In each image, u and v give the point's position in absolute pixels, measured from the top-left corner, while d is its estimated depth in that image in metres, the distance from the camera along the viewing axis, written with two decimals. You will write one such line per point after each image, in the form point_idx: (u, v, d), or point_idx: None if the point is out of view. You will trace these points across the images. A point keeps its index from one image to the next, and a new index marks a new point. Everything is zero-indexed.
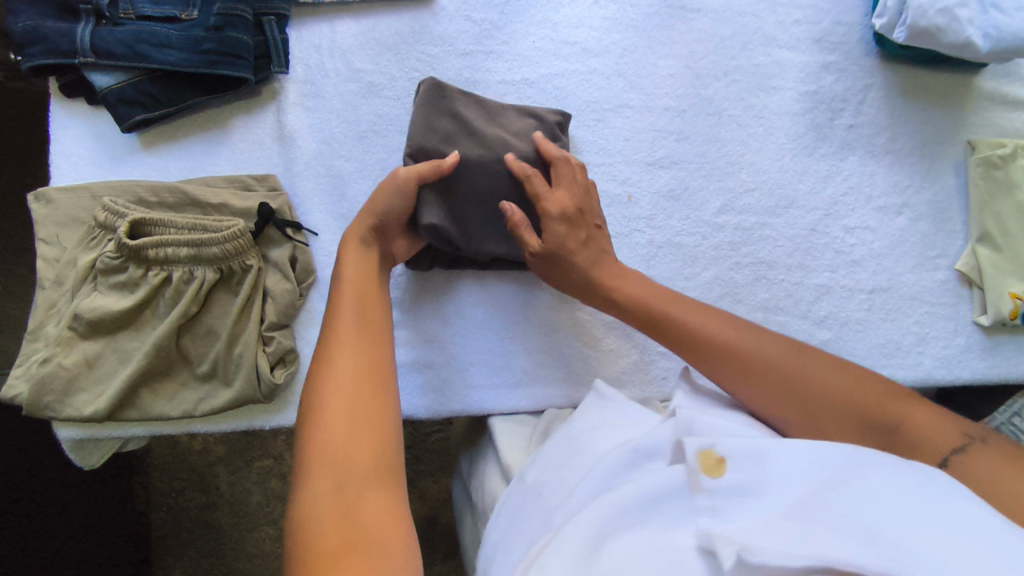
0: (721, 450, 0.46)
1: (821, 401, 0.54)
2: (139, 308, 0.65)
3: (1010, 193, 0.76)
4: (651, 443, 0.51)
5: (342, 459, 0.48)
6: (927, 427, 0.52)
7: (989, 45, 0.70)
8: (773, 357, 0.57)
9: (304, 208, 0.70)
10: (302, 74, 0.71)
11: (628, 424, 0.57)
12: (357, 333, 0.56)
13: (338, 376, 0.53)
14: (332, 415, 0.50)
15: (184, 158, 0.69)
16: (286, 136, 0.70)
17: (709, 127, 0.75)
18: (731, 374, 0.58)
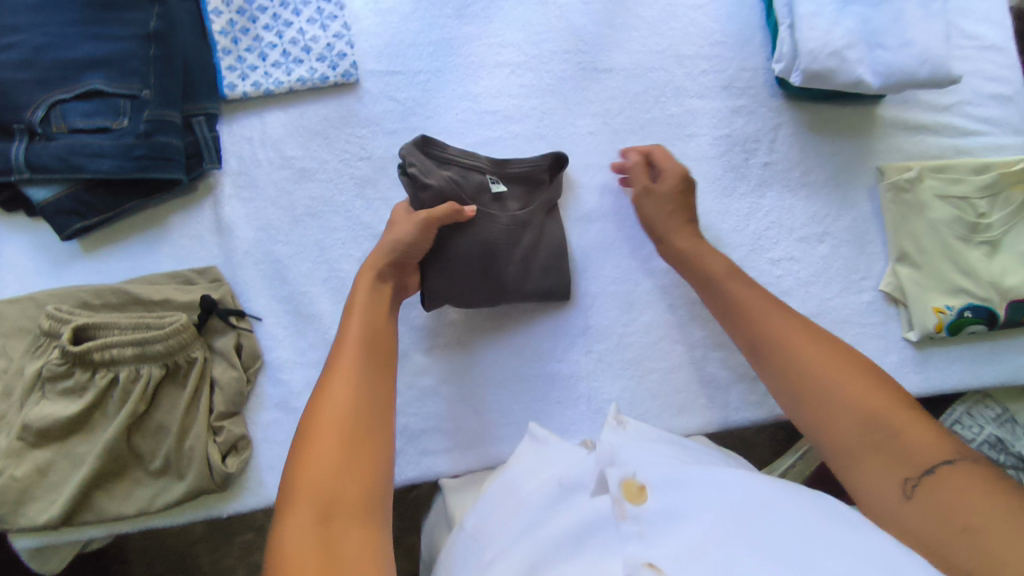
0: (642, 480, 0.50)
1: (827, 383, 0.55)
2: (88, 411, 0.66)
3: (920, 213, 0.80)
4: (575, 477, 0.55)
5: (319, 502, 0.48)
6: (920, 442, 0.50)
7: (878, 81, 0.75)
8: (800, 356, 0.58)
9: (247, 295, 0.72)
10: (235, 167, 0.74)
11: (557, 460, 0.60)
12: (366, 381, 0.57)
13: (329, 417, 0.53)
14: (320, 461, 0.50)
15: (125, 259, 0.71)
16: (223, 228, 0.73)
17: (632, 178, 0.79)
18: (758, 344, 0.62)
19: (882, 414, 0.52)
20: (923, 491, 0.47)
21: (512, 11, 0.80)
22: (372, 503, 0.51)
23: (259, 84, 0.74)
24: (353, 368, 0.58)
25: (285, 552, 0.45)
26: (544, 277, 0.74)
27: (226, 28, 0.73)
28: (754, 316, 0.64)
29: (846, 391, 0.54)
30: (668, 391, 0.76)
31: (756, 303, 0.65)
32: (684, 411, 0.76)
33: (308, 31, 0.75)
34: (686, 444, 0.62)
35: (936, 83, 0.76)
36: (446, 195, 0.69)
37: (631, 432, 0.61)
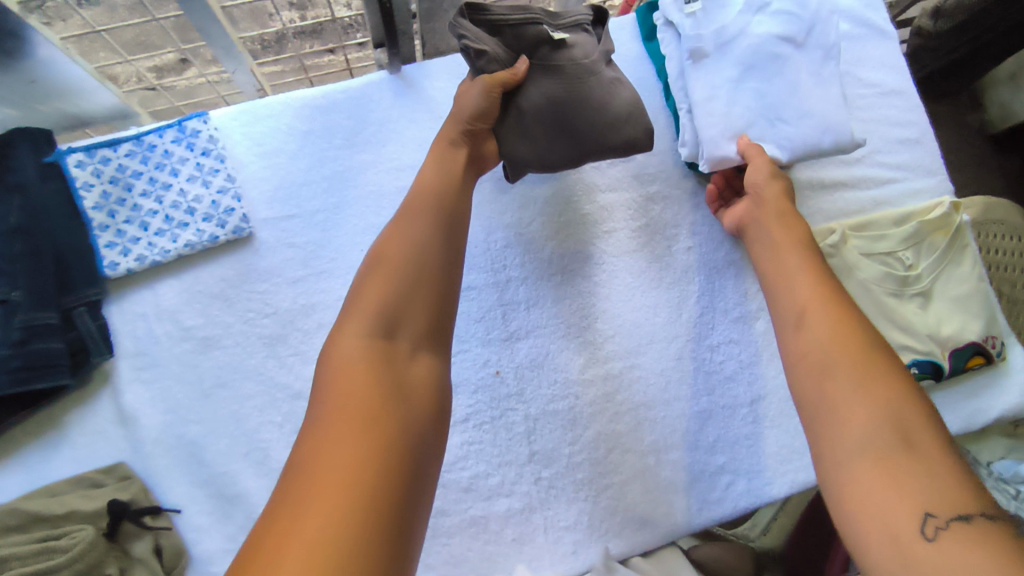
0: None
1: (847, 367, 0.54)
2: None
3: (852, 273, 0.79)
4: None
5: (367, 381, 0.49)
6: (941, 475, 0.46)
7: (787, 154, 0.74)
8: (821, 332, 0.57)
9: (162, 486, 0.67)
10: (131, 347, 0.69)
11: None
12: (426, 224, 0.61)
13: (366, 305, 0.55)
14: (356, 351, 0.52)
15: (20, 471, 0.65)
16: (126, 417, 0.67)
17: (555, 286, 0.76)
18: (790, 317, 0.61)
19: (910, 426, 0.49)
20: (946, 535, 0.43)
21: (406, 132, 0.77)
22: (438, 396, 0.54)
23: (145, 256, 0.69)
24: (419, 229, 0.60)
25: (337, 367, 0.51)
26: (624, 124, 0.74)
27: (100, 202, 0.69)
28: (791, 273, 0.65)
29: (873, 383, 0.52)
30: (627, 504, 0.73)
31: (803, 268, 0.64)
32: (645, 524, 0.73)
33: (191, 191, 0.71)
34: None
35: (843, 148, 0.74)
36: (500, 62, 0.72)
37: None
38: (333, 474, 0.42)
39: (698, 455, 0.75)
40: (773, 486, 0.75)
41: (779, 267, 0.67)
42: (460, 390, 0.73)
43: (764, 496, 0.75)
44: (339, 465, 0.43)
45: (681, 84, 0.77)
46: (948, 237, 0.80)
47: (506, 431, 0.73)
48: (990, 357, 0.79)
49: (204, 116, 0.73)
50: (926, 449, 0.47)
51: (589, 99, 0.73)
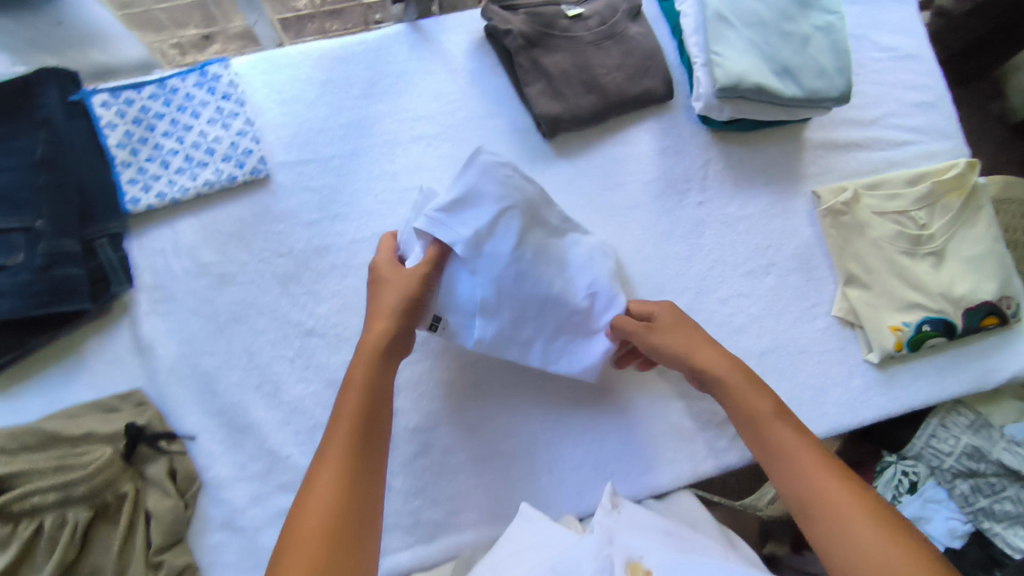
0: (648, 564, 0.58)
1: (848, 517, 0.53)
2: (12, 568, 0.61)
3: (863, 231, 0.79)
4: (567, 562, 0.59)
5: (354, 460, 0.56)
6: None
7: (799, 91, 0.74)
8: (762, 408, 0.62)
9: (176, 414, 0.69)
10: (149, 281, 0.70)
11: (548, 542, 0.63)
12: (381, 374, 0.62)
13: (350, 408, 0.59)
14: (349, 431, 0.58)
15: (41, 394, 0.67)
16: (144, 347, 0.69)
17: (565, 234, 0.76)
18: (774, 466, 0.59)
19: None
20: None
21: (422, 83, 0.78)
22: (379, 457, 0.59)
23: (165, 193, 0.71)
24: (370, 388, 0.61)
25: (314, 475, 0.55)
26: (643, 77, 0.78)
27: (123, 140, 0.70)
28: (762, 431, 0.61)
29: (866, 517, 0.52)
30: (631, 450, 0.74)
31: (761, 407, 0.62)
32: (649, 470, 0.74)
33: (212, 132, 0.73)
34: (678, 530, 0.64)
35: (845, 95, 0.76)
36: (533, 34, 0.76)
37: (624, 517, 0.64)
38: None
39: (704, 404, 0.76)
40: None
41: (743, 396, 0.63)
42: None
43: None
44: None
45: (696, 39, 0.77)
46: (963, 199, 0.79)
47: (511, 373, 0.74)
48: (1005, 318, 0.79)
49: (225, 62, 0.75)
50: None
51: (602, 62, 0.77)
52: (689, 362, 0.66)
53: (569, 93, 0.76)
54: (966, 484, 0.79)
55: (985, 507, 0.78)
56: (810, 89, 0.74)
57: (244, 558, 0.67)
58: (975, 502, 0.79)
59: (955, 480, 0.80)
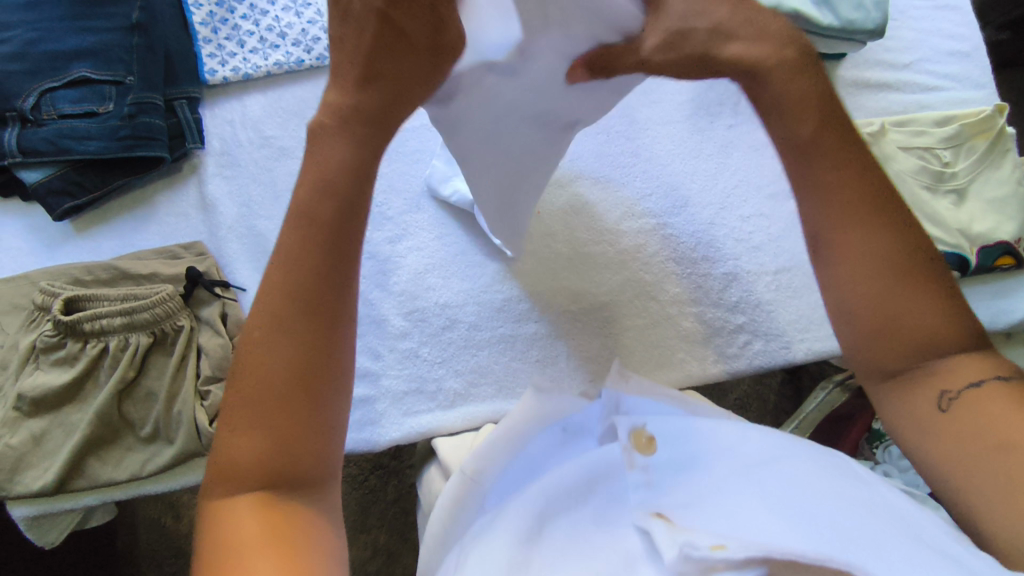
0: (650, 431, 0.53)
1: (918, 312, 0.48)
2: (80, 381, 0.69)
3: (887, 164, 0.82)
4: (579, 423, 0.61)
5: (300, 346, 0.45)
6: None
7: (836, 20, 0.78)
8: (880, 220, 0.50)
9: (231, 267, 0.75)
10: (218, 147, 0.77)
11: (558, 408, 0.63)
12: (320, 247, 0.46)
13: (288, 266, 0.46)
14: (274, 306, 0.45)
15: (115, 237, 0.75)
16: (208, 205, 0.76)
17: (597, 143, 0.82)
18: (848, 265, 0.50)
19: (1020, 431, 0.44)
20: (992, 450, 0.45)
21: None
22: (336, 332, 0.46)
23: (239, 68, 0.78)
24: (320, 225, 0.47)
25: (250, 359, 0.45)
26: None
27: (206, 19, 0.78)
28: (834, 211, 0.51)
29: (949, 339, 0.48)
30: (645, 347, 0.78)
31: (857, 203, 0.50)
32: (661, 367, 0.78)
33: (284, 18, 0.79)
34: (684, 400, 0.66)
35: (879, 30, 0.80)
36: None
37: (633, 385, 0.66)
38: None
39: (719, 312, 0.79)
40: (789, 350, 0.79)
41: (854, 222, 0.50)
42: None
43: (778, 359, 0.78)
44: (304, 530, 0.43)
45: None
46: (990, 141, 0.82)
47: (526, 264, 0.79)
48: (1020, 259, 0.80)
49: None
50: None
51: None
52: (790, 139, 0.52)
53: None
54: None
55: None
56: (846, 19, 0.79)
57: None
58: None
59: None
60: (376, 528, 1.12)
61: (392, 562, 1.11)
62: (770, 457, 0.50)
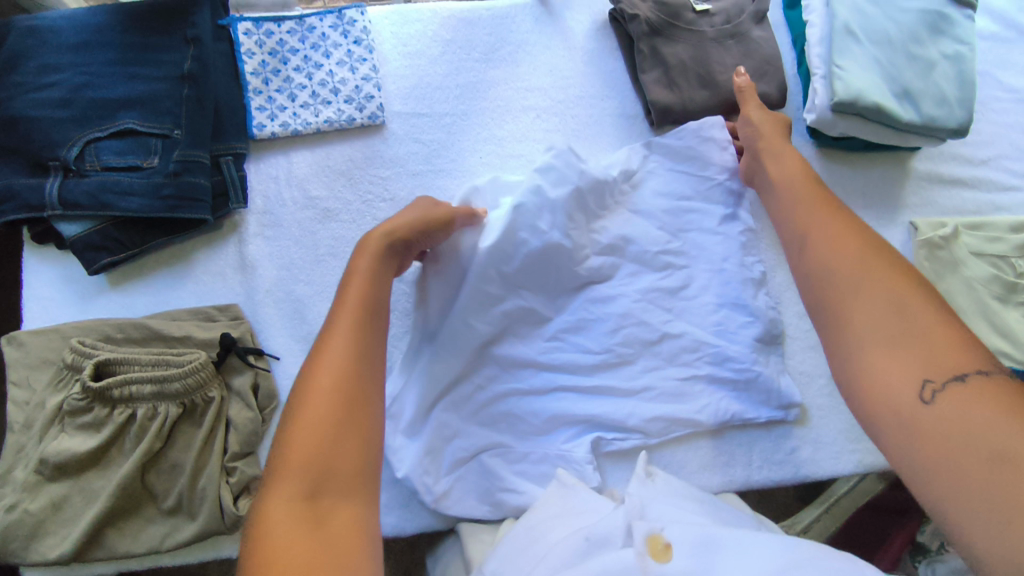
0: (669, 536, 0.51)
1: (858, 300, 0.53)
2: (105, 447, 0.66)
3: (955, 270, 0.77)
4: (602, 531, 0.54)
5: (345, 415, 0.48)
6: (958, 425, 0.42)
7: (918, 116, 0.74)
8: (839, 248, 0.58)
9: (265, 333, 0.72)
10: (261, 205, 0.75)
11: (585, 512, 0.61)
12: (381, 258, 0.61)
13: (351, 293, 0.57)
14: (316, 409, 0.47)
15: (149, 293, 0.72)
16: (246, 266, 0.73)
17: (654, 218, 0.79)
18: (809, 270, 0.59)
19: (931, 340, 0.48)
20: (944, 397, 0.44)
21: (540, 56, 0.82)
22: (360, 377, 0.50)
23: (288, 124, 0.75)
24: (381, 254, 0.62)
25: (289, 434, 0.46)
26: (758, 80, 0.79)
27: (258, 69, 0.75)
28: (834, 299, 0.55)
29: (868, 291, 0.53)
30: (688, 448, 0.74)
31: (841, 259, 0.57)
32: (705, 470, 0.73)
33: (339, 74, 0.77)
34: (712, 504, 0.63)
35: (960, 131, 0.75)
36: (653, 26, 0.79)
37: (659, 486, 0.64)
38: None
39: (770, 415, 0.75)
40: (839, 460, 0.75)
41: None
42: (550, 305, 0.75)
43: (827, 469, 0.74)
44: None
45: (818, 51, 0.77)
46: None
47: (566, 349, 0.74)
48: None
49: (362, 9, 0.79)
50: (879, 375, 0.48)
51: (721, 59, 0.80)
52: None
53: (683, 85, 0.79)
54: None
55: None
56: (928, 116, 0.74)
57: None
58: None
59: None
60: None
61: None
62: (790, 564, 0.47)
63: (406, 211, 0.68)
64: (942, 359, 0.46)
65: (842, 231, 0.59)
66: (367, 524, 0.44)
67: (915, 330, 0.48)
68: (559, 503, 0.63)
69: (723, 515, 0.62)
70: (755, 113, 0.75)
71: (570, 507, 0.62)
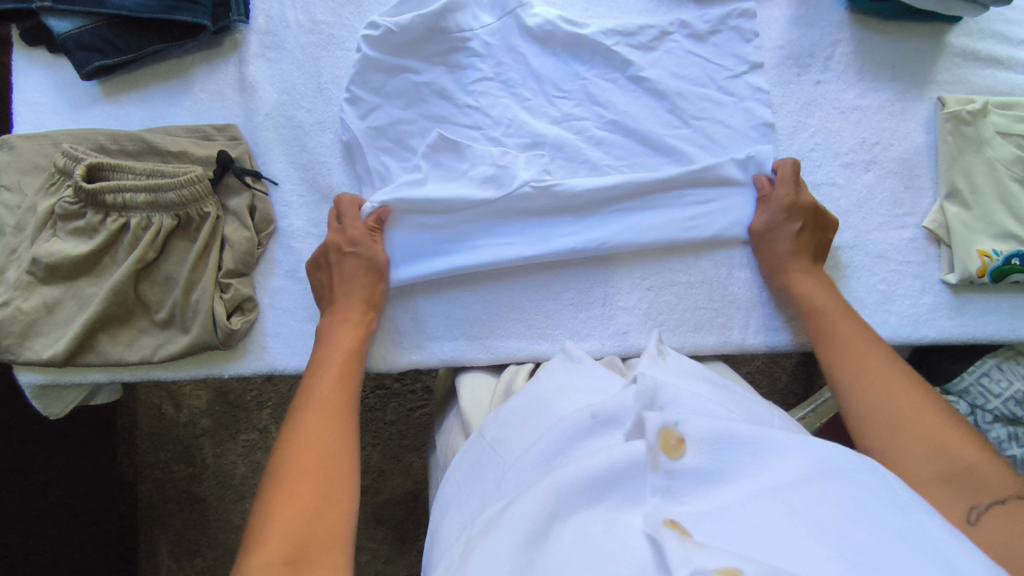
0: (684, 431, 0.42)
1: (877, 374, 0.60)
2: (98, 254, 0.65)
3: (979, 150, 0.75)
4: (610, 410, 0.48)
5: (321, 489, 0.51)
6: (936, 484, 0.51)
7: None
8: (867, 359, 0.62)
9: (264, 158, 0.71)
10: (263, 25, 0.71)
11: (593, 389, 0.56)
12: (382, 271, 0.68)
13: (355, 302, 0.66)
14: (317, 437, 0.55)
15: (145, 107, 0.70)
16: (247, 87, 0.71)
17: (679, 111, 0.74)
18: (828, 335, 0.66)
19: (931, 433, 0.54)
20: (989, 519, 0.48)
21: None
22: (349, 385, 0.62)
23: None
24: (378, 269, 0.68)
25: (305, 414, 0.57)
26: None
27: None
28: (843, 338, 0.65)
29: (885, 370, 0.60)
30: (686, 308, 0.73)
31: (872, 363, 0.61)
32: (698, 330, 0.73)
33: None
34: (725, 383, 0.58)
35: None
36: None
37: (672, 364, 0.57)
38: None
39: None
40: None
41: None
42: (555, 151, 0.72)
43: None
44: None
45: None
46: None
47: (575, 208, 0.72)
48: None
49: None
50: (926, 422, 0.54)
51: None
52: None
53: None
54: (1004, 430, 0.77)
55: (1015, 455, 0.76)
56: None
57: (301, 307, 0.70)
58: (1008, 449, 0.77)
59: (995, 424, 0.78)
60: (371, 445, 1.11)
61: (381, 481, 1.11)
62: (810, 474, 0.41)
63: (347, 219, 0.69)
64: (937, 440, 0.53)
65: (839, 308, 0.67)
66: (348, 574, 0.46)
67: (880, 374, 0.60)
68: (562, 375, 0.58)
69: (739, 401, 0.56)
70: (772, 211, 0.71)
71: (573, 379, 0.57)
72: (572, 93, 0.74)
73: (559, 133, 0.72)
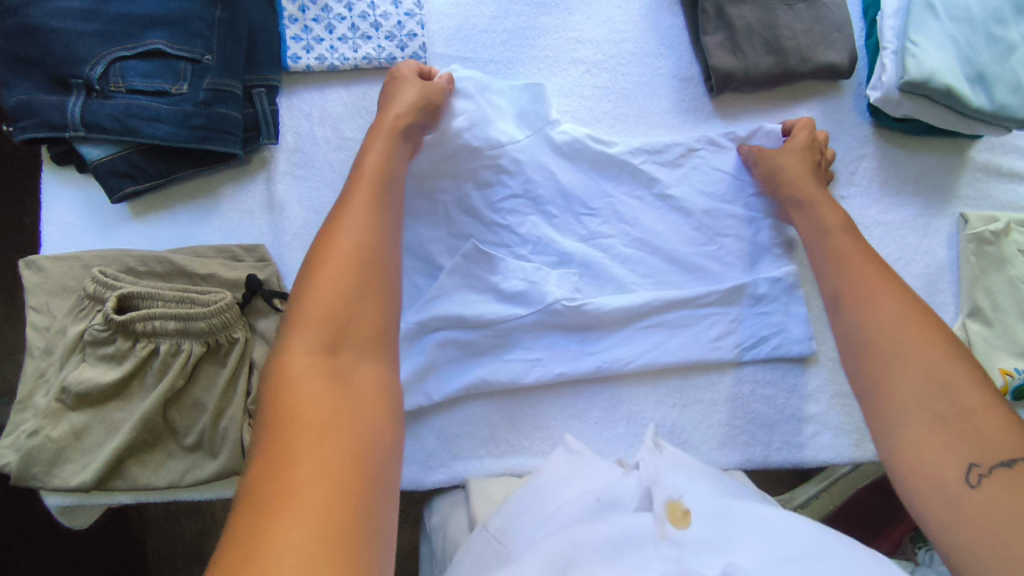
0: (688, 504, 0.46)
1: (893, 326, 0.56)
2: (126, 380, 0.65)
3: (1002, 268, 0.75)
4: (615, 495, 0.50)
5: (361, 281, 0.52)
6: (955, 457, 0.47)
7: (991, 104, 0.69)
8: (889, 313, 0.57)
9: (292, 278, 0.71)
10: (292, 143, 0.72)
11: (594, 477, 0.55)
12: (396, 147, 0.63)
13: (360, 203, 0.56)
14: (310, 392, 0.45)
15: (173, 226, 0.70)
16: (275, 206, 0.71)
17: (705, 228, 0.74)
18: (856, 314, 0.60)
19: (952, 386, 0.50)
20: (990, 483, 0.45)
21: (596, 6, 0.79)
22: (364, 315, 0.51)
23: (324, 58, 0.73)
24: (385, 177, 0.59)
25: (291, 370, 0.47)
26: (827, 49, 0.75)
27: None
28: (866, 295, 0.60)
29: (917, 338, 0.55)
30: (710, 425, 0.73)
31: (891, 317, 0.57)
32: (723, 447, 0.73)
33: (380, 7, 0.73)
34: (722, 477, 0.58)
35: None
36: None
37: (668, 457, 0.57)
38: (302, 481, 0.39)
39: (794, 398, 0.74)
40: (858, 449, 0.74)
41: None
42: (582, 270, 0.73)
43: (845, 455, 0.74)
44: (361, 425, 0.45)
45: (893, 23, 0.73)
46: None
47: (600, 327, 0.72)
48: None
49: None
50: (958, 395, 0.50)
51: (789, 24, 0.74)
52: None
53: (748, 51, 0.73)
54: None
55: None
56: (999, 104, 0.70)
57: None
58: None
59: None
60: None
61: None
62: (805, 548, 0.43)
63: (400, 87, 0.67)
64: (962, 406, 0.49)
65: (872, 270, 0.62)
66: (389, 379, 0.49)
67: (896, 343, 0.55)
68: (564, 468, 0.57)
69: (734, 491, 0.55)
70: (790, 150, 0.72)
71: (575, 471, 0.57)
72: (599, 210, 0.74)
73: (585, 252, 0.73)
